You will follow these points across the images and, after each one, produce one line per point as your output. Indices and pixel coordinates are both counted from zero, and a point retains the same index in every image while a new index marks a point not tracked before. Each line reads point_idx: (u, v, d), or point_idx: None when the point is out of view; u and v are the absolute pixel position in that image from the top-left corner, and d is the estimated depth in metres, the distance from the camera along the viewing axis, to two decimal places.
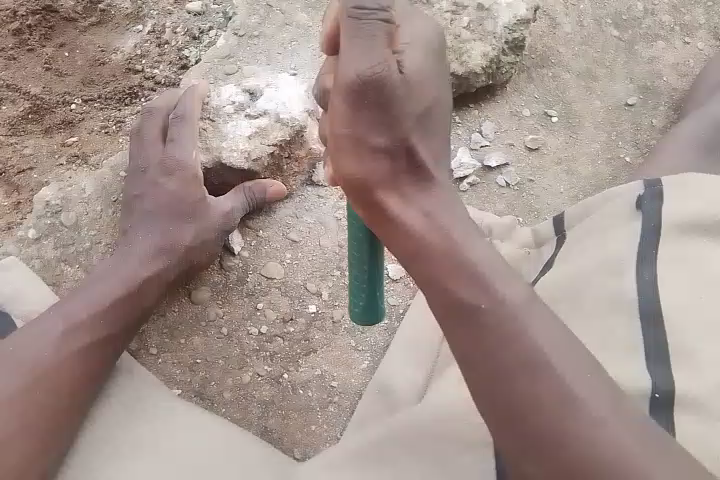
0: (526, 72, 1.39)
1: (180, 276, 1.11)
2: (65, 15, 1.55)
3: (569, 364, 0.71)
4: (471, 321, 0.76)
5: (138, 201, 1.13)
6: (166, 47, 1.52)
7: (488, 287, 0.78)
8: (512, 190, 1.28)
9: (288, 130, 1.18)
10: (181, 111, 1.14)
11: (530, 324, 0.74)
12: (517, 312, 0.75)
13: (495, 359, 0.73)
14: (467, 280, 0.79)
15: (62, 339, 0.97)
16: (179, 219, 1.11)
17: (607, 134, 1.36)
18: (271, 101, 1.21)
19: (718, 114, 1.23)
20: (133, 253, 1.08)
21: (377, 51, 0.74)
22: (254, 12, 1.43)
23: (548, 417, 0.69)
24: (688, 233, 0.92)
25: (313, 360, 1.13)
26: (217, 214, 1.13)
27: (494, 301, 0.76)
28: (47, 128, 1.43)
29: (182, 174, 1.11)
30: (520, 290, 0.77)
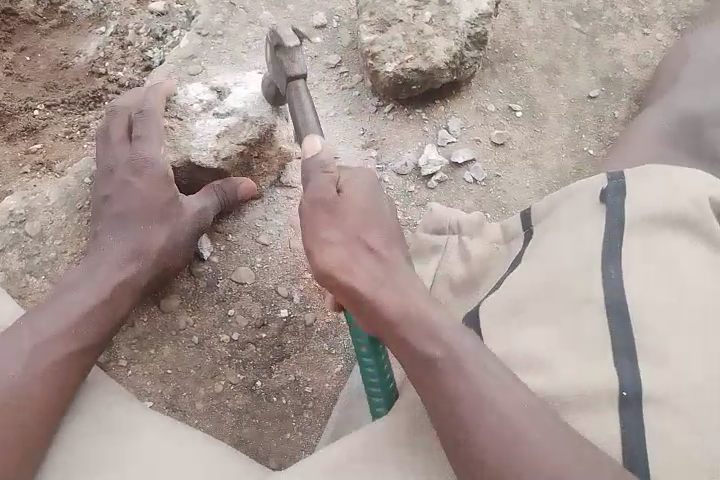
0: (490, 66, 1.40)
1: (153, 281, 1.11)
2: (25, 18, 1.52)
3: (512, 395, 0.82)
4: (429, 371, 0.87)
5: (107, 203, 1.12)
6: (129, 49, 1.50)
7: (439, 341, 0.88)
8: (479, 186, 1.30)
9: (256, 132, 1.17)
10: (146, 107, 1.13)
11: (476, 371, 0.84)
12: (465, 361, 0.85)
13: (452, 401, 0.83)
14: (422, 334, 0.89)
15: (42, 349, 0.98)
16: (147, 221, 1.10)
17: (571, 128, 1.38)
18: (239, 98, 1.19)
19: (677, 105, 1.25)
20: (107, 256, 1.08)
21: (318, 171, 0.95)
22: (218, 11, 1.41)
23: (494, 447, 0.80)
24: (652, 225, 0.93)
25: (285, 366, 1.14)
26: (189, 216, 1.13)
27: (446, 351, 0.87)
28: (10, 135, 1.41)
29: (151, 175, 1.10)
30: (467, 338, 0.88)
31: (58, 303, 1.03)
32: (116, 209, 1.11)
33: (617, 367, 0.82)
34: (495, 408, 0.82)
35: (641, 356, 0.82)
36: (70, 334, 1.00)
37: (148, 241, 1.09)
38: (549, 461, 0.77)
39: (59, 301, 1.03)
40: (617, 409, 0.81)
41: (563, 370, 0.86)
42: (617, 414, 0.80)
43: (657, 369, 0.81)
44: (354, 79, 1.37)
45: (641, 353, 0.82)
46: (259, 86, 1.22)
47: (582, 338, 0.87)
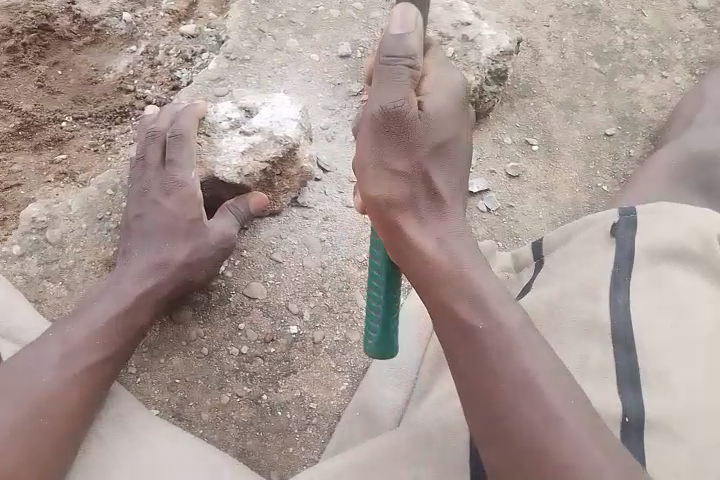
0: (508, 102, 1.43)
1: (172, 293, 1.12)
2: (60, 35, 1.57)
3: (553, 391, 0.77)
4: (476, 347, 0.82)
5: (138, 221, 1.15)
6: (158, 68, 1.55)
7: (492, 317, 0.83)
8: (493, 216, 1.31)
9: (281, 148, 1.18)
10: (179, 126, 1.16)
11: (526, 358, 0.80)
12: (516, 342, 0.81)
13: (495, 385, 0.79)
14: (468, 296, 0.85)
15: (66, 351, 1.01)
16: (172, 239, 1.13)
17: (586, 163, 1.39)
18: (265, 118, 1.21)
19: (693, 145, 1.26)
20: (128, 273, 1.10)
21: (400, 91, 0.83)
22: (247, 36, 1.45)
23: (507, 405, 0.78)
24: (659, 260, 0.93)
25: (292, 380, 1.14)
26: (214, 234, 1.14)
27: (492, 325, 0.83)
28: (36, 145, 1.45)
29: (181, 192, 1.14)
30: (519, 320, 0.83)
31: (82, 314, 1.06)
32: (144, 225, 1.14)
33: (620, 394, 0.83)
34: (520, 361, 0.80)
35: (645, 383, 0.83)
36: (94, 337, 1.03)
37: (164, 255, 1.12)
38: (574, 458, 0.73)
39: (83, 312, 1.06)
40: (621, 435, 0.80)
41: None
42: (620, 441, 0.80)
43: (660, 397, 0.81)
44: None
45: (646, 381, 0.83)
46: (287, 108, 1.23)
47: (589, 366, 0.88)
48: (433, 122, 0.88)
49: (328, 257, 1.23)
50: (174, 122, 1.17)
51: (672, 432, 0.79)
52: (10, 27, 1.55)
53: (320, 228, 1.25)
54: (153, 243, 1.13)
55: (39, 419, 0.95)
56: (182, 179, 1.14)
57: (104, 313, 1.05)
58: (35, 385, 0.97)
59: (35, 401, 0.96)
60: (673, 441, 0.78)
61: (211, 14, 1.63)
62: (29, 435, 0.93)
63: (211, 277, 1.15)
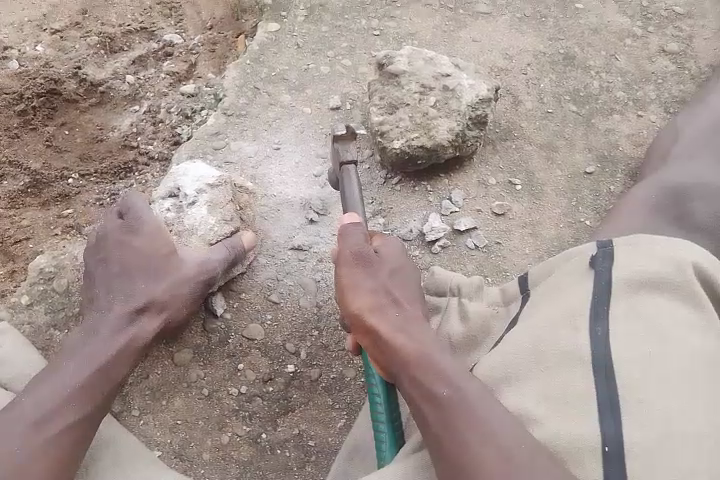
0: (492, 145, 1.50)
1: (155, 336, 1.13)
2: (68, 97, 1.68)
3: (507, 436, 0.84)
4: (441, 407, 0.90)
5: (104, 266, 1.16)
6: (160, 125, 1.63)
7: (451, 380, 0.92)
8: (481, 252, 1.37)
9: (228, 188, 1.28)
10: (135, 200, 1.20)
11: (482, 414, 0.87)
12: (473, 407, 0.88)
13: (457, 445, 0.86)
14: (432, 366, 0.94)
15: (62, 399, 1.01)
16: (144, 280, 1.14)
17: (568, 200, 1.46)
18: (193, 180, 1.27)
19: (667, 179, 1.32)
20: (107, 317, 1.10)
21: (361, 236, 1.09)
22: (242, 93, 1.55)
23: (469, 454, 0.84)
24: (637, 288, 0.98)
25: (290, 419, 1.17)
26: (192, 265, 1.16)
27: (456, 390, 0.90)
28: (45, 201, 1.52)
29: (147, 229, 1.17)
30: (476, 382, 0.91)
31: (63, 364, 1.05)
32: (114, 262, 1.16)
33: (600, 422, 0.85)
34: (477, 417, 0.87)
35: (624, 410, 0.85)
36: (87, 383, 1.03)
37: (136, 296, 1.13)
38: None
39: (68, 362, 1.05)
40: (602, 465, 0.82)
41: (554, 427, 0.88)
42: (603, 472, 0.82)
43: (640, 424, 0.83)
44: (364, 154, 1.47)
45: (625, 408, 0.85)
46: (195, 166, 1.31)
47: (570, 395, 0.89)
48: (390, 262, 1.10)
49: (323, 297, 1.27)
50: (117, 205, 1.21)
51: (652, 460, 0.81)
52: (21, 92, 1.66)
53: (315, 268, 1.30)
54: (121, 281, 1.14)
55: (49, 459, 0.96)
56: (147, 219, 1.18)
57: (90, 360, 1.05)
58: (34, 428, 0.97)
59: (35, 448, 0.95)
60: (654, 471, 0.80)
61: (209, 74, 1.72)
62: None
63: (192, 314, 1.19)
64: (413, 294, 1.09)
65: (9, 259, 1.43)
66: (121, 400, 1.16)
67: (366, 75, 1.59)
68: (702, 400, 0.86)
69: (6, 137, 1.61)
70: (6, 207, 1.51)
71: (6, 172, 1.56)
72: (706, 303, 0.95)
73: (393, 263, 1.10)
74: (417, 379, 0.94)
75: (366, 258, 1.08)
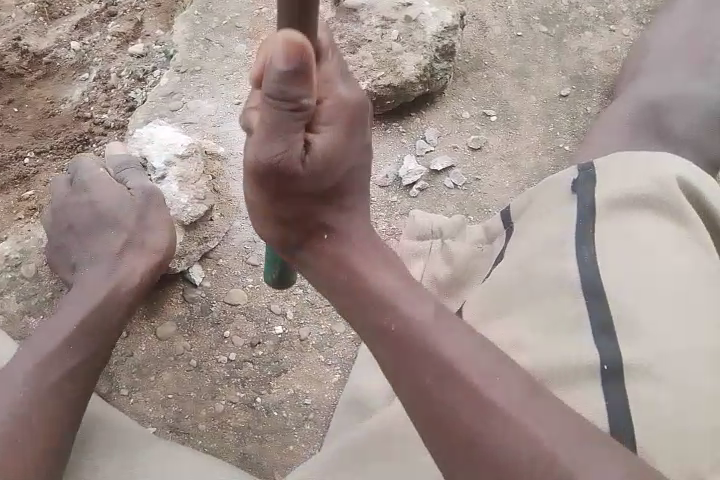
0: (461, 76, 1.44)
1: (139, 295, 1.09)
2: (11, 72, 1.58)
3: (477, 364, 0.69)
4: (391, 341, 0.74)
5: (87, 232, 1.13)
6: (113, 92, 1.55)
7: (396, 311, 0.75)
8: (460, 191, 1.33)
9: (198, 160, 1.22)
10: (120, 163, 1.20)
11: (443, 351, 0.71)
12: (431, 334, 0.72)
13: (428, 399, 0.69)
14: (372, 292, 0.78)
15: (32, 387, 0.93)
16: (127, 242, 1.11)
17: (545, 127, 1.41)
18: (162, 148, 1.22)
19: (644, 94, 1.28)
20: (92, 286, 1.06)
21: (282, 140, 0.70)
22: (194, 47, 1.46)
23: (444, 410, 0.68)
24: (622, 209, 0.95)
25: (284, 380, 1.15)
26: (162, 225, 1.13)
27: (406, 322, 0.74)
28: (2, 184, 1.45)
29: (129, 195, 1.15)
30: (427, 307, 0.75)
31: (28, 353, 0.97)
32: (104, 252, 1.10)
33: (595, 344, 0.82)
34: (441, 357, 0.70)
35: (618, 329, 0.82)
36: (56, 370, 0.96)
37: (128, 282, 1.06)
38: (519, 449, 0.64)
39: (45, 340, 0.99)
40: (601, 383, 0.79)
41: (546, 353, 0.85)
42: (601, 389, 0.78)
43: (636, 344, 0.81)
44: None
45: (618, 328, 0.83)
46: (164, 131, 1.25)
47: (561, 322, 0.87)
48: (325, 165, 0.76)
49: None
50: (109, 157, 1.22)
51: (650, 376, 0.78)
52: None
53: None
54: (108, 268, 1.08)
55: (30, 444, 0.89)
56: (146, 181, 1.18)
57: (60, 345, 0.98)
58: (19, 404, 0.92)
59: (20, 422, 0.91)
60: (652, 387, 0.77)
61: (158, 31, 1.62)
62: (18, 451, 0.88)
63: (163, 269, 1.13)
64: (362, 180, 0.85)
65: None
66: (107, 380, 1.13)
67: None
68: (696, 316, 0.83)
69: None
70: None
71: None
72: (693, 219, 0.93)
73: (338, 174, 0.80)
74: (354, 309, 0.79)
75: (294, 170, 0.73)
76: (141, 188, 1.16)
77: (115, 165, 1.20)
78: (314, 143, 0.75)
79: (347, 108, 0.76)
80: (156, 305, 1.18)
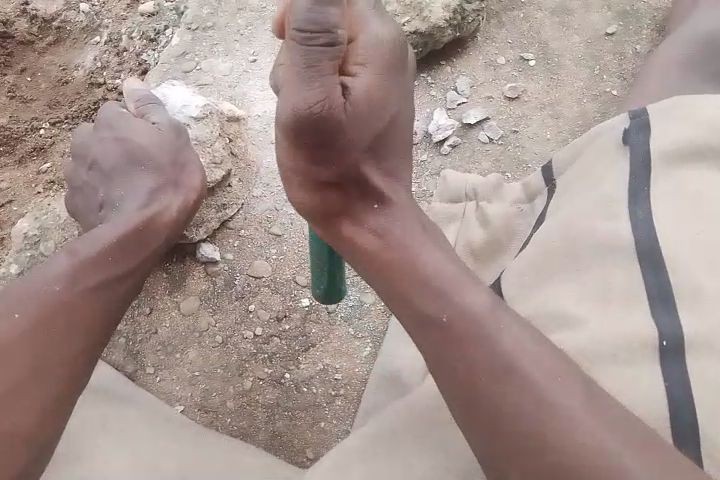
0: (495, 18, 1.31)
1: (167, 238, 1.00)
2: (21, 39, 1.51)
3: (532, 368, 0.65)
4: (440, 336, 0.69)
5: (117, 173, 1.04)
6: (124, 55, 1.48)
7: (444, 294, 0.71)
8: (497, 146, 1.22)
9: (216, 122, 1.15)
10: (139, 97, 1.11)
11: (494, 337, 0.67)
12: (486, 322, 0.68)
13: (476, 395, 0.65)
14: (430, 292, 0.72)
15: (20, 324, 0.80)
16: (158, 174, 1.02)
17: (590, 70, 1.28)
18: (175, 111, 1.14)
19: (691, 32, 1.15)
20: (107, 225, 0.95)
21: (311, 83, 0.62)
22: (206, 1, 1.36)
23: (494, 409, 0.64)
24: (679, 162, 0.84)
25: (313, 354, 1.10)
26: (195, 176, 1.05)
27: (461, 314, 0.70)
28: (20, 158, 1.40)
29: (160, 134, 1.05)
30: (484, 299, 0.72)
31: (27, 288, 0.84)
32: (136, 189, 1.01)
33: (652, 315, 0.73)
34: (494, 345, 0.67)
35: (678, 300, 0.73)
36: (48, 306, 0.83)
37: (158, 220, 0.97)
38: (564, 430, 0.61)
39: (44, 274, 0.86)
40: (660, 362, 0.70)
41: (600, 325, 0.76)
42: (660, 369, 0.70)
43: (699, 316, 0.71)
44: None
45: (679, 299, 0.73)
46: (175, 90, 1.17)
47: (619, 290, 0.78)
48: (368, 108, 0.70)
49: None
50: (132, 97, 1.11)
51: (714, 354, 0.69)
52: None
53: None
54: (142, 199, 0.99)
55: (46, 386, 0.78)
56: (170, 122, 1.08)
57: (72, 272, 0.87)
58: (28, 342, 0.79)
59: (31, 368, 0.78)
60: (717, 366, 0.68)
61: None
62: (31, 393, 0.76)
63: (192, 216, 1.06)
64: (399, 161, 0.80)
65: None
66: (133, 359, 1.09)
67: None
68: None
69: None
70: None
71: None
72: None
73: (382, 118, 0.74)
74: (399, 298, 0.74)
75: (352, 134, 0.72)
76: (169, 126, 1.07)
77: (134, 98, 1.11)
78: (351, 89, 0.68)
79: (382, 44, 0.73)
80: (178, 279, 1.13)
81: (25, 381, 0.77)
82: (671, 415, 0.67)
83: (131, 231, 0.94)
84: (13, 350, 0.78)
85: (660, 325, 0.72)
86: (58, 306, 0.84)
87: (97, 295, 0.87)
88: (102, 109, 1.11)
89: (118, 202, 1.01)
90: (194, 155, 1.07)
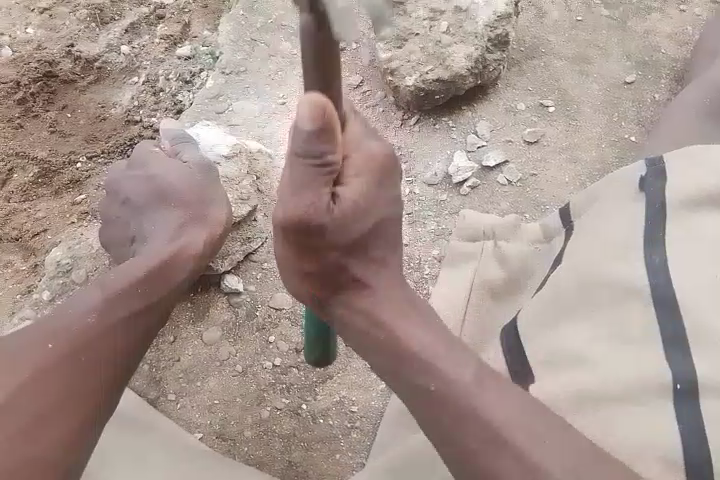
0: (516, 66, 1.36)
1: (193, 269, 1.03)
2: (65, 78, 1.60)
3: (524, 432, 0.68)
4: (431, 402, 0.72)
5: (149, 207, 1.09)
6: (161, 95, 1.56)
7: (438, 360, 0.74)
8: (516, 187, 1.25)
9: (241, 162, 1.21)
10: (174, 136, 1.17)
11: (482, 401, 0.70)
12: (469, 392, 0.71)
13: (476, 459, 0.68)
14: (420, 351, 0.75)
15: (49, 350, 0.84)
16: (187, 208, 1.07)
17: (608, 117, 1.31)
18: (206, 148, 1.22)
19: (709, 80, 1.19)
20: (136, 258, 1.00)
21: (310, 192, 0.74)
22: (239, 47, 1.44)
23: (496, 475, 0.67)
24: (696, 206, 0.85)
25: (330, 386, 1.11)
26: (223, 213, 1.09)
27: (452, 381, 0.72)
28: (57, 189, 1.46)
29: (192, 171, 1.11)
30: (470, 362, 0.74)
31: (55, 321, 0.88)
32: (166, 222, 1.06)
33: (667, 361, 0.74)
34: (483, 409, 0.69)
35: (691, 342, 0.74)
36: (81, 335, 0.86)
37: (186, 252, 1.02)
38: None
39: (72, 306, 0.90)
40: (672, 405, 0.71)
41: (611, 369, 0.78)
42: (672, 410, 0.71)
43: (714, 358, 0.72)
44: (377, 96, 1.35)
45: (693, 342, 0.74)
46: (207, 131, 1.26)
47: (631, 334, 0.79)
48: (358, 201, 0.78)
49: None
50: (167, 137, 1.18)
51: None
52: (17, 79, 1.58)
53: None
54: (172, 233, 1.04)
55: (71, 413, 0.80)
56: (201, 159, 1.13)
57: (100, 304, 0.91)
58: (55, 369, 0.82)
59: (58, 394, 0.81)
60: None
61: (206, 33, 1.63)
62: (56, 421, 0.79)
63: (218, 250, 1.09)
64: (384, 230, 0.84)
65: (30, 253, 1.38)
66: (155, 385, 1.11)
67: None
68: None
69: (9, 129, 1.54)
70: (20, 201, 1.45)
71: (13, 165, 1.49)
72: None
73: (370, 219, 0.81)
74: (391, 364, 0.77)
75: (327, 225, 0.76)
76: (200, 164, 1.12)
77: (169, 138, 1.18)
78: (340, 195, 0.77)
79: (372, 155, 0.81)
80: (202, 309, 1.17)
81: (52, 408, 0.79)
82: (682, 457, 0.68)
83: (157, 261, 0.98)
84: (44, 377, 0.81)
85: (674, 368, 0.73)
86: (86, 334, 0.87)
87: (122, 324, 0.90)
88: (137, 148, 1.16)
89: (148, 236, 1.06)
90: (222, 191, 1.12)
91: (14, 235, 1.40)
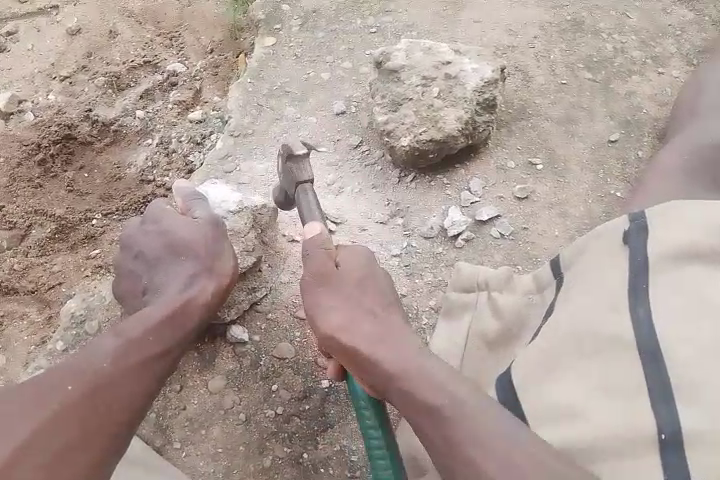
0: (505, 127, 1.45)
1: (203, 317, 1.08)
2: (83, 140, 1.70)
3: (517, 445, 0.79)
4: (439, 429, 0.84)
5: (162, 261, 1.15)
6: (173, 155, 1.65)
7: (440, 392, 0.87)
8: (508, 240, 1.31)
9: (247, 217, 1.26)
10: (186, 193, 1.24)
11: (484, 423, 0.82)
12: (471, 411, 0.83)
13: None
14: (425, 389, 0.88)
15: (69, 395, 0.89)
16: (197, 261, 1.13)
17: (595, 174, 1.39)
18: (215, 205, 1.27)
19: (686, 139, 1.27)
20: (152, 310, 1.05)
21: (320, 264, 1.05)
22: (247, 112, 1.54)
23: None
24: (679, 263, 0.89)
25: (331, 435, 1.14)
26: (230, 262, 1.15)
27: (452, 407, 0.85)
28: (73, 244, 1.54)
29: (201, 225, 1.17)
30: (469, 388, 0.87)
31: (73, 367, 0.94)
32: (179, 275, 1.12)
33: (654, 411, 0.79)
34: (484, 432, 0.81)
35: (677, 394, 0.78)
36: (97, 378, 0.92)
37: (196, 303, 1.07)
38: None
39: (89, 354, 0.96)
40: (659, 455, 0.76)
41: (601, 416, 0.82)
42: (660, 460, 0.75)
43: (698, 410, 0.76)
44: (375, 155, 1.43)
45: (680, 396, 0.78)
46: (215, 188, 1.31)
47: (619, 383, 0.84)
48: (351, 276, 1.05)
49: None
50: (180, 195, 1.24)
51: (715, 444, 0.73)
52: (38, 142, 1.69)
53: None
54: (184, 284, 1.10)
55: (89, 454, 0.86)
56: (212, 216, 1.18)
57: (115, 353, 0.96)
58: (74, 411, 0.88)
59: (77, 435, 0.86)
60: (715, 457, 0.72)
61: (216, 97, 1.74)
62: (76, 461, 0.84)
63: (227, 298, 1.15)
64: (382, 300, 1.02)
65: (44, 306, 1.44)
66: (162, 434, 1.15)
67: (368, 75, 1.56)
68: None
69: (29, 188, 1.62)
70: (37, 256, 1.52)
71: (32, 222, 1.57)
72: None
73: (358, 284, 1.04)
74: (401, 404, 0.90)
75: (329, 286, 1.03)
76: (210, 220, 1.17)
77: (181, 194, 1.24)
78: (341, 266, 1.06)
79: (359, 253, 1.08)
80: (209, 359, 1.21)
81: (72, 448, 0.85)
82: None
83: (168, 313, 1.04)
84: (64, 420, 0.87)
85: (660, 417, 0.78)
86: (102, 380, 0.93)
87: (137, 372, 0.96)
88: (151, 206, 1.23)
89: (160, 289, 1.13)
90: (229, 244, 1.18)
91: (30, 289, 1.47)
